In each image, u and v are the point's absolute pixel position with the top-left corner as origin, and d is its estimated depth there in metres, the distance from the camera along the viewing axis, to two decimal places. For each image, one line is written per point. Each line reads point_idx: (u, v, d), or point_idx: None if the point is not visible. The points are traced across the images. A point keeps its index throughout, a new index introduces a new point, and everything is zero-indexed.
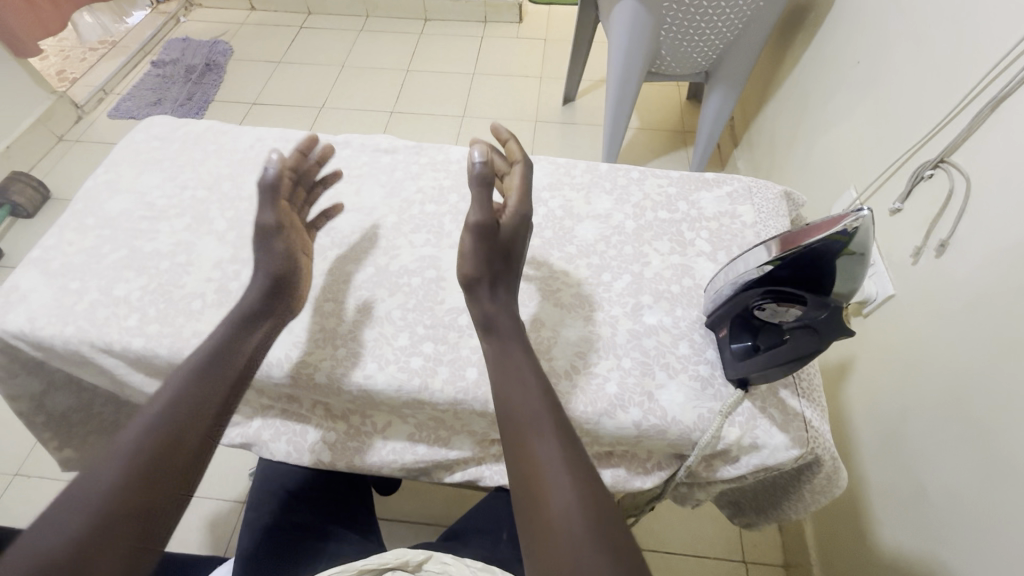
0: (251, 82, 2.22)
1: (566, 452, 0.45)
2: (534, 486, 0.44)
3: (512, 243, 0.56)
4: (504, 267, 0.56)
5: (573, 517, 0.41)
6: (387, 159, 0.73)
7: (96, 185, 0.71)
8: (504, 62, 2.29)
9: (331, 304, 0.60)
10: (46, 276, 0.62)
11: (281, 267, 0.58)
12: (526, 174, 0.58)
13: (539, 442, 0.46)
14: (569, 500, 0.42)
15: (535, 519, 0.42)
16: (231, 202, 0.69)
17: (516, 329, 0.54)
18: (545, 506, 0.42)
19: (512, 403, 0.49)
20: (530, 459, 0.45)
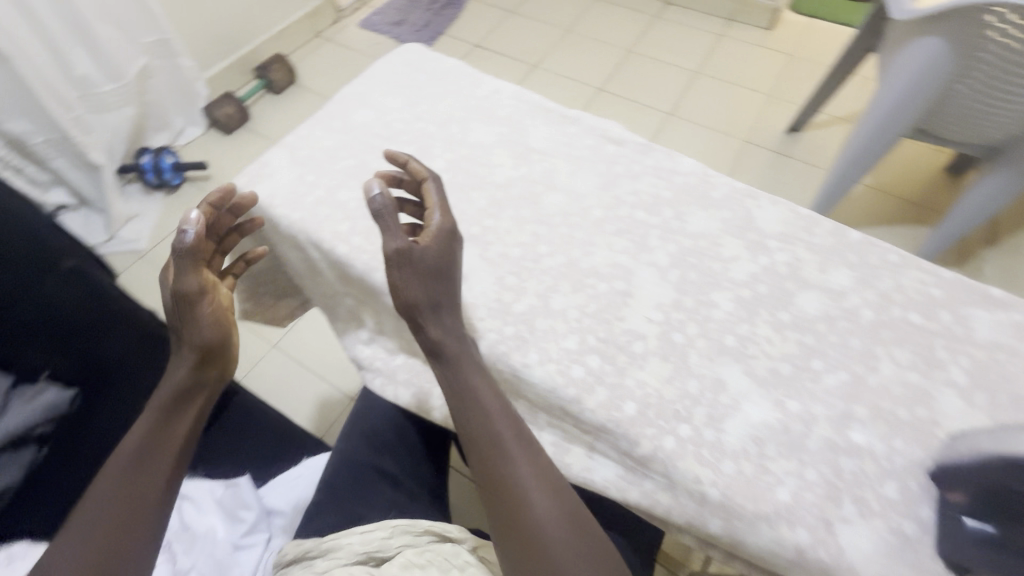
0: (482, 24, 2.31)
1: (532, 468, 0.48)
2: (514, 508, 0.46)
3: (446, 260, 0.51)
4: (447, 285, 0.51)
5: (548, 531, 0.45)
6: (612, 149, 0.69)
7: (350, 93, 0.78)
8: (734, 68, 2.09)
9: (514, 278, 0.59)
10: (292, 161, 0.70)
11: (210, 331, 0.56)
12: (440, 189, 0.55)
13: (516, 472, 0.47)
14: (559, 519, 0.46)
15: (519, 538, 0.45)
16: (454, 144, 0.71)
17: (469, 347, 0.52)
18: (533, 528, 0.46)
19: (472, 432, 0.49)
20: (506, 485, 0.47)
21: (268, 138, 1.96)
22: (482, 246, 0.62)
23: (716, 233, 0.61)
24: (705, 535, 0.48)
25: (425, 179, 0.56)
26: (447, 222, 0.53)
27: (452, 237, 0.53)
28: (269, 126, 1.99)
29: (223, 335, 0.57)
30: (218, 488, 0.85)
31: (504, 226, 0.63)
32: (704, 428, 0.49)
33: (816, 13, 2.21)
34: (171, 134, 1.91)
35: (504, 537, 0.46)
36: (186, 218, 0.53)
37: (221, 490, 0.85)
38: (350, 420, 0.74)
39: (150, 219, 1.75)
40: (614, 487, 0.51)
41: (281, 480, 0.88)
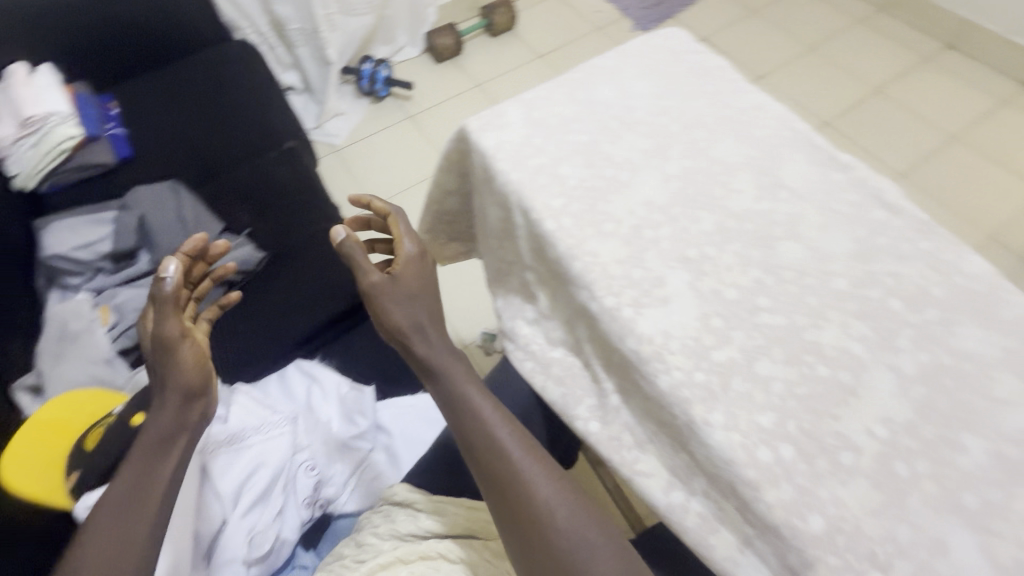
0: (717, 17, 2.13)
1: (515, 443, 0.55)
2: (516, 492, 0.53)
3: (424, 282, 0.65)
4: (427, 302, 0.64)
5: (538, 495, 0.52)
6: (880, 215, 0.58)
7: (600, 64, 0.73)
8: (1006, 145, 1.71)
9: (720, 323, 0.52)
10: (525, 118, 0.68)
11: (193, 371, 0.62)
12: (402, 219, 0.70)
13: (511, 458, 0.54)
14: (558, 497, 0.52)
15: (516, 514, 0.52)
16: (694, 151, 0.64)
17: (454, 354, 0.62)
18: (535, 507, 0.52)
19: (463, 435, 0.57)
20: (501, 473, 0.54)
21: (492, 103, 1.95)
22: (695, 273, 0.55)
23: (988, 362, 0.49)
24: None
25: (389, 212, 0.71)
26: (410, 245, 0.67)
27: (426, 268, 0.66)
28: (496, 88, 1.99)
29: (205, 376, 0.63)
30: (344, 387, 0.92)
31: (726, 260, 0.56)
32: None
33: None
34: (392, 50, 2.04)
35: (508, 525, 0.52)
36: (166, 266, 0.63)
37: (347, 390, 0.92)
38: (487, 388, 0.74)
39: (352, 121, 1.91)
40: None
41: (396, 403, 0.93)
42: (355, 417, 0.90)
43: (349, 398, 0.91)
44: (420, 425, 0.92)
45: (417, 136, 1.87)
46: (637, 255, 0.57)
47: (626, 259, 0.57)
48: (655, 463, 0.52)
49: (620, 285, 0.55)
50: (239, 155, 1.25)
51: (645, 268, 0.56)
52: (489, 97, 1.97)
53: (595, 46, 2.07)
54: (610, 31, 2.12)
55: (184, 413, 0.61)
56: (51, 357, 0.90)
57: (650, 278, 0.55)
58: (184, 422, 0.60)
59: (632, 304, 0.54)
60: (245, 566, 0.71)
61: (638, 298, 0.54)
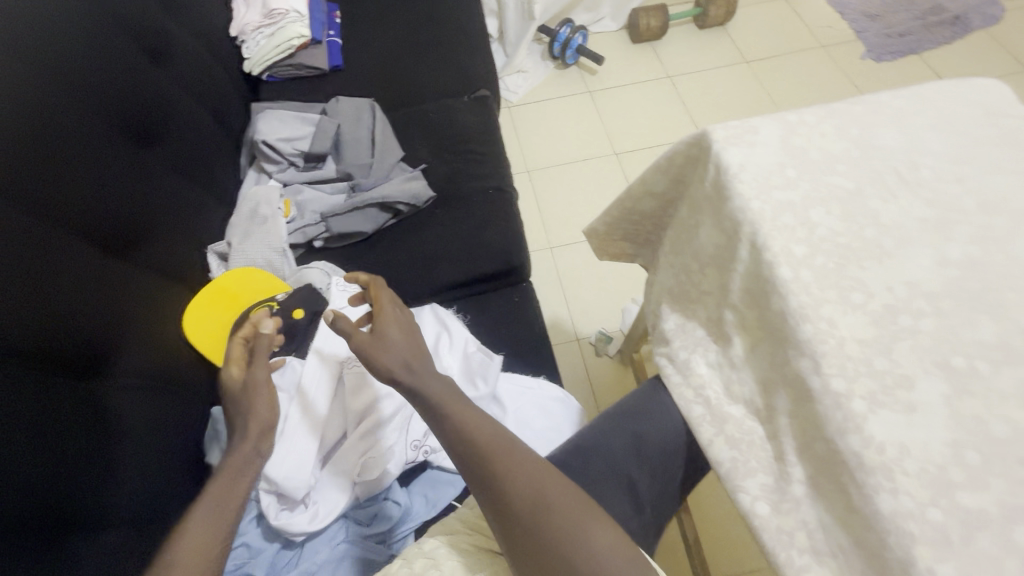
0: (975, 65, 1.80)
1: (491, 432, 0.58)
2: (498, 474, 0.54)
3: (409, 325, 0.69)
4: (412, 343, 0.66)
5: (521, 472, 0.54)
6: None
7: (886, 102, 0.62)
8: None
9: (977, 460, 0.42)
10: (782, 142, 0.60)
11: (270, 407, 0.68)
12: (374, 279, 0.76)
13: (490, 443, 0.56)
14: (532, 462, 0.55)
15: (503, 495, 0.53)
16: (989, 239, 0.52)
17: (438, 380, 0.63)
18: (506, 472, 0.54)
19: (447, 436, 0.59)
20: (482, 453, 0.56)
21: (692, 125, 1.76)
22: (957, 389, 0.45)
23: None
24: None
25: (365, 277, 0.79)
26: (384, 296, 0.72)
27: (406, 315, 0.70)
28: (697, 105, 1.80)
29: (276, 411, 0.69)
30: (471, 347, 0.91)
31: (1002, 386, 0.45)
32: None
33: None
34: (593, 18, 1.96)
35: (482, 493, 0.55)
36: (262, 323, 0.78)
37: (475, 352, 0.90)
38: (631, 409, 0.69)
39: (532, 80, 1.89)
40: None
41: (514, 382, 0.90)
42: (474, 380, 0.88)
43: (474, 360, 0.89)
44: (533, 414, 0.88)
45: (591, 113, 1.81)
46: (886, 342, 0.48)
47: (872, 343, 0.48)
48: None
49: (856, 371, 0.47)
50: (433, 90, 1.27)
51: (892, 360, 0.47)
52: (682, 99, 1.82)
53: (813, 65, 1.85)
54: (836, 52, 1.87)
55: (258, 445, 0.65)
56: (239, 232, 0.98)
57: (897, 375, 0.46)
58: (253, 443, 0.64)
59: (867, 399, 0.45)
60: (352, 483, 0.75)
61: (876, 393, 0.46)
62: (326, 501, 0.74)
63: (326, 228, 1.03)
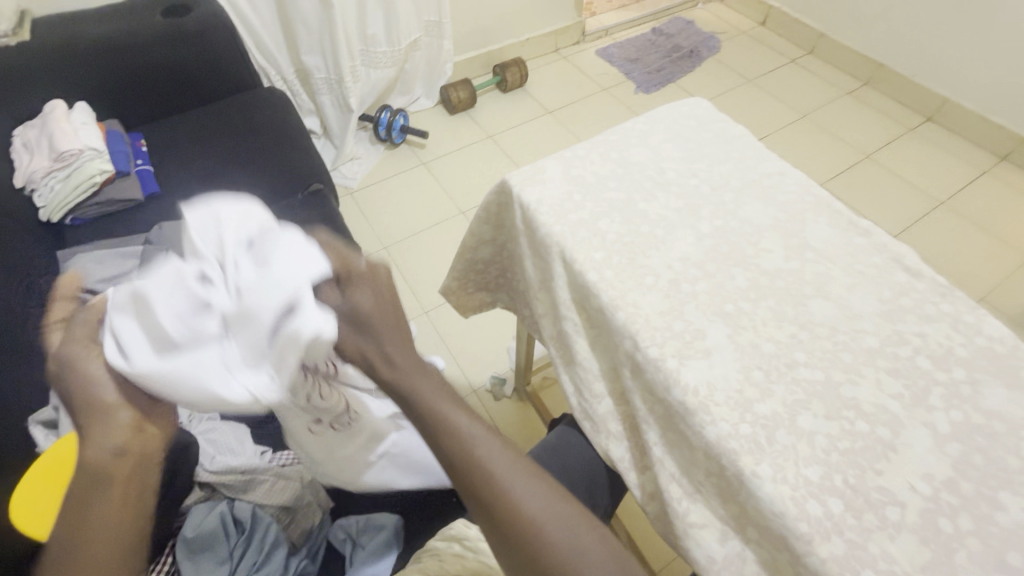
0: (715, 84, 2.29)
1: (442, 397, 0.48)
2: (441, 437, 0.47)
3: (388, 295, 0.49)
4: (392, 324, 0.48)
5: (466, 427, 0.48)
6: (902, 278, 0.61)
7: (632, 128, 0.79)
8: (990, 210, 1.82)
9: (761, 375, 0.54)
10: (566, 175, 0.73)
11: (98, 380, 0.43)
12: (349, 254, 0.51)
13: (432, 409, 0.47)
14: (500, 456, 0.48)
15: (450, 461, 0.47)
16: (724, 213, 0.68)
17: (427, 377, 0.48)
18: (456, 438, 0.47)
19: (405, 403, 0.48)
20: (427, 423, 0.47)
21: (513, 163, 2.00)
22: (734, 328, 0.58)
23: (1018, 421, 0.52)
24: None
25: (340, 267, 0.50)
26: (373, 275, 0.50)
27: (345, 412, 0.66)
28: (516, 151, 2.04)
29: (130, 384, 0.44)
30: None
31: (762, 317, 0.59)
32: None
33: None
34: (409, 100, 2.13)
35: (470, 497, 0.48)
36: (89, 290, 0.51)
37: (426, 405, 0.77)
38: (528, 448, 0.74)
39: (367, 164, 1.97)
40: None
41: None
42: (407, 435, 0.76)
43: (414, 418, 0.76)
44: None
45: (429, 181, 1.94)
46: (677, 310, 0.59)
47: (668, 313, 0.59)
48: (705, 515, 0.53)
49: (665, 337, 0.57)
50: (264, 195, 1.27)
51: (684, 320, 0.58)
52: (507, 153, 2.03)
53: (601, 106, 2.20)
54: (615, 92, 2.26)
55: (121, 444, 0.43)
56: None
57: (692, 332, 0.57)
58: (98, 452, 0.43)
59: (677, 356, 0.56)
60: None
61: (681, 350, 0.56)
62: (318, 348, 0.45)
63: None
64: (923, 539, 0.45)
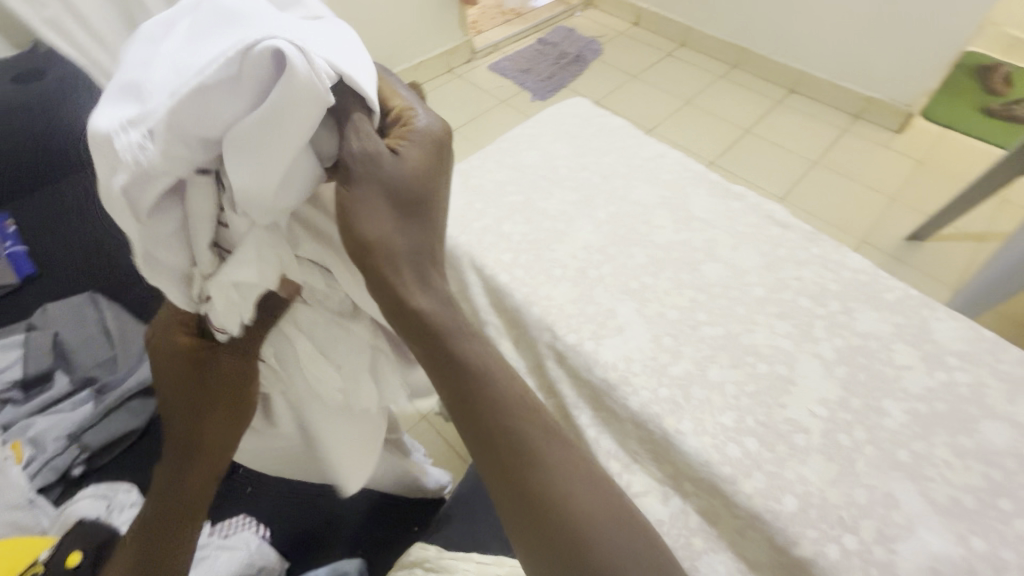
0: (604, 83, 2.43)
1: (487, 362, 0.41)
2: (484, 399, 0.40)
3: (429, 173, 0.39)
4: (434, 216, 0.40)
5: (515, 396, 0.41)
6: (777, 231, 0.68)
7: (521, 133, 0.82)
8: (855, 162, 2.06)
9: (670, 340, 0.58)
10: (464, 186, 0.74)
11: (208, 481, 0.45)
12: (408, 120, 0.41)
13: (477, 369, 0.40)
14: (556, 443, 0.42)
15: (492, 432, 0.40)
16: (616, 199, 0.73)
17: (475, 347, 0.41)
18: (502, 405, 0.41)
19: (439, 358, 0.40)
20: (471, 381, 0.40)
21: None
22: (640, 302, 0.62)
23: (888, 337, 0.59)
24: None
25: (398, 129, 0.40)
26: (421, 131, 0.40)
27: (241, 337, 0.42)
28: None
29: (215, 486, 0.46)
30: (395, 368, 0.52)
31: (663, 288, 0.63)
32: (872, 544, 0.46)
33: (950, 122, 2.13)
34: None
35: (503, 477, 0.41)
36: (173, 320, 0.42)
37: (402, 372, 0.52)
38: None
39: None
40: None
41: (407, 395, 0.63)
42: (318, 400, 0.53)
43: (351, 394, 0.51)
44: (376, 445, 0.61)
45: None
46: (587, 295, 0.63)
47: (579, 300, 0.62)
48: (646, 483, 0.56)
49: (580, 322, 0.60)
50: None
51: (595, 303, 0.62)
52: None
53: (502, 118, 2.26)
54: (513, 103, 2.33)
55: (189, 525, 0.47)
56: None
57: (603, 313, 0.61)
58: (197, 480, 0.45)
59: (593, 337, 0.59)
60: None
61: (596, 331, 0.59)
62: (270, 119, 0.31)
63: (79, 449, 0.89)
64: (826, 456, 0.50)
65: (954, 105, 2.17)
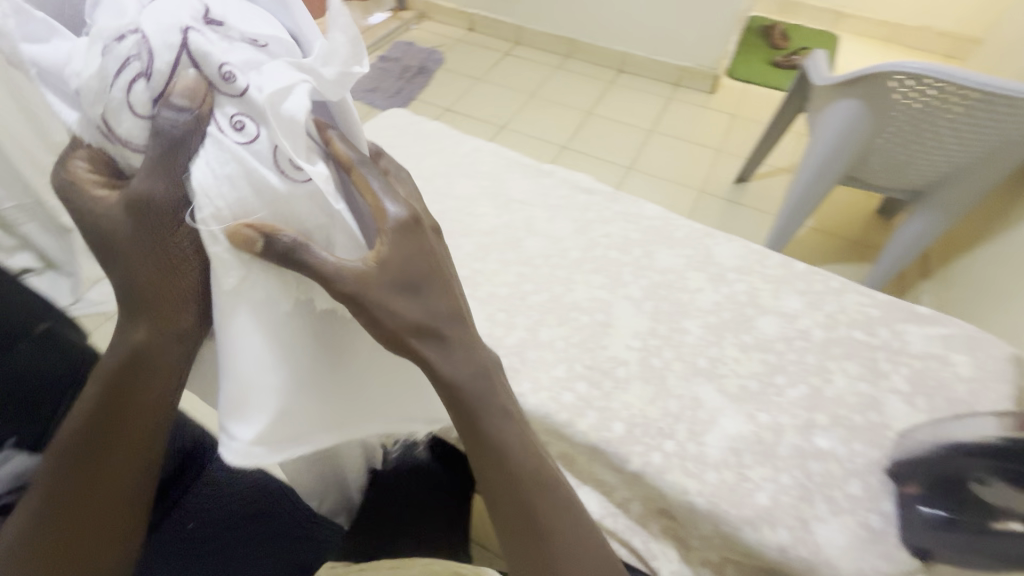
0: (451, 90, 2.49)
1: (502, 427, 0.42)
2: (500, 461, 0.41)
3: (428, 259, 0.38)
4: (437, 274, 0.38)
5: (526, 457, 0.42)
6: (584, 198, 0.77)
7: None
8: (683, 125, 2.31)
9: (503, 314, 0.63)
10: None
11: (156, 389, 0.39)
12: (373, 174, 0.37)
13: (493, 433, 0.41)
14: (559, 500, 0.44)
15: (506, 493, 0.42)
16: (439, 197, 0.77)
17: (496, 416, 0.41)
18: (515, 468, 0.42)
19: (462, 429, 0.41)
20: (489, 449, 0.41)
21: None
22: (473, 287, 0.66)
23: (682, 268, 0.69)
24: (688, 526, 0.51)
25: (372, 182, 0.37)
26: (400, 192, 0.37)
27: (142, 187, 0.33)
28: None
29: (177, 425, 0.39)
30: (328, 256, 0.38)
31: (491, 270, 0.68)
32: (687, 442, 0.54)
33: (748, 78, 2.47)
34: None
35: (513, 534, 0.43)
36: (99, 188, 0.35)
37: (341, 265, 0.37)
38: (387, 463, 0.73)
39: None
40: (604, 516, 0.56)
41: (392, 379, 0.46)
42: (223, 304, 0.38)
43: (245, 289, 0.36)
44: (303, 427, 0.42)
45: None
46: None
47: None
48: None
49: None
50: None
51: None
52: None
53: None
54: None
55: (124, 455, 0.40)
56: None
57: None
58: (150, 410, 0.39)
59: None
60: None
61: None
62: None
63: None
64: (642, 379, 0.58)
65: (749, 63, 2.52)
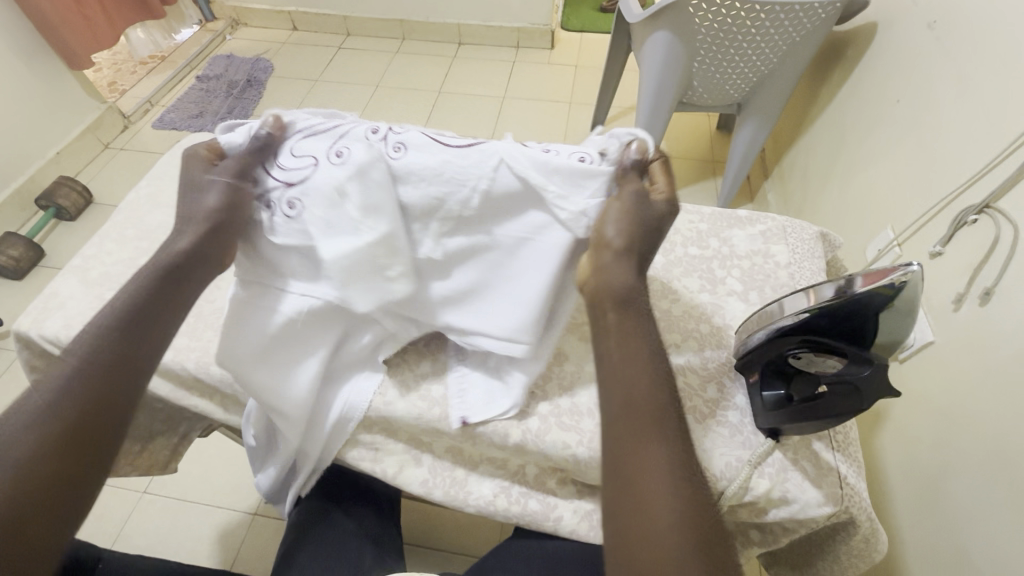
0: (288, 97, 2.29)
1: (636, 336, 0.43)
2: (628, 365, 0.41)
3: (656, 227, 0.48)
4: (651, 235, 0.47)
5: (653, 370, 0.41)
6: None
7: (138, 199, 0.75)
8: (534, 85, 2.34)
9: None
10: (83, 285, 0.65)
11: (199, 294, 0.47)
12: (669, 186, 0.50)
13: (625, 338, 0.42)
14: (658, 405, 0.40)
15: (624, 397, 0.40)
16: None
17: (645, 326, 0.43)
18: (632, 373, 0.41)
19: (609, 335, 0.42)
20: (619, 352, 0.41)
21: None
22: None
23: None
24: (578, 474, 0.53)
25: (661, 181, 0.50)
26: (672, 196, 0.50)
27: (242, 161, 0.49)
28: None
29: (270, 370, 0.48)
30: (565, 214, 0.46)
31: None
32: (559, 398, 0.55)
33: (581, 28, 2.54)
34: None
35: (622, 445, 0.38)
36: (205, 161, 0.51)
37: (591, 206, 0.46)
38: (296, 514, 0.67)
39: None
40: (502, 493, 0.56)
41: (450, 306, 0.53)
42: (472, 228, 0.48)
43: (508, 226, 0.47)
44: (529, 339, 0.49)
45: None
46: None
47: None
48: (394, 462, 0.57)
49: None
50: None
51: None
52: None
53: None
54: None
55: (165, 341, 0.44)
56: None
57: None
58: (154, 340, 0.42)
59: None
60: None
61: None
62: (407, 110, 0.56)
63: None
64: None
65: (579, 13, 2.59)
